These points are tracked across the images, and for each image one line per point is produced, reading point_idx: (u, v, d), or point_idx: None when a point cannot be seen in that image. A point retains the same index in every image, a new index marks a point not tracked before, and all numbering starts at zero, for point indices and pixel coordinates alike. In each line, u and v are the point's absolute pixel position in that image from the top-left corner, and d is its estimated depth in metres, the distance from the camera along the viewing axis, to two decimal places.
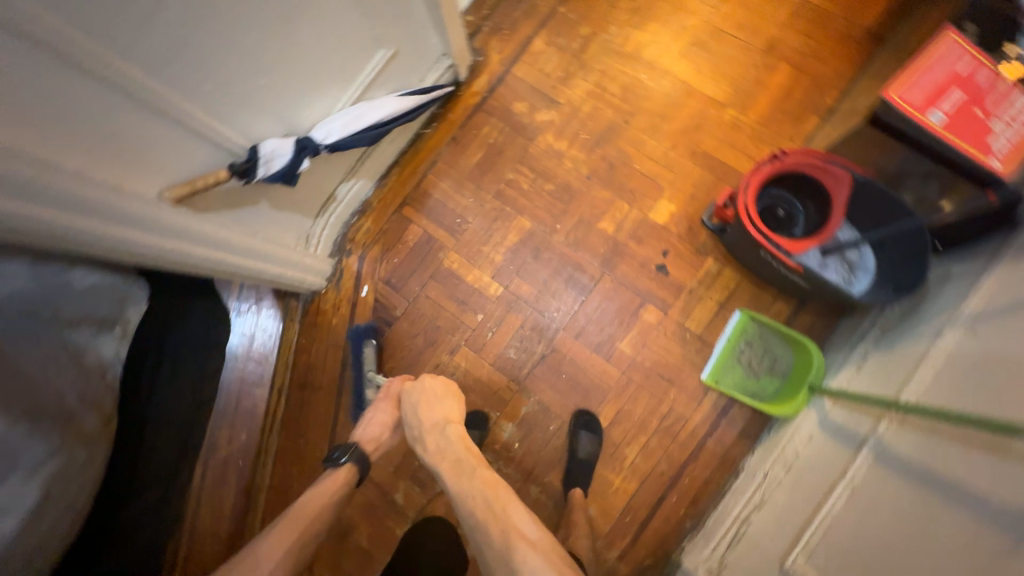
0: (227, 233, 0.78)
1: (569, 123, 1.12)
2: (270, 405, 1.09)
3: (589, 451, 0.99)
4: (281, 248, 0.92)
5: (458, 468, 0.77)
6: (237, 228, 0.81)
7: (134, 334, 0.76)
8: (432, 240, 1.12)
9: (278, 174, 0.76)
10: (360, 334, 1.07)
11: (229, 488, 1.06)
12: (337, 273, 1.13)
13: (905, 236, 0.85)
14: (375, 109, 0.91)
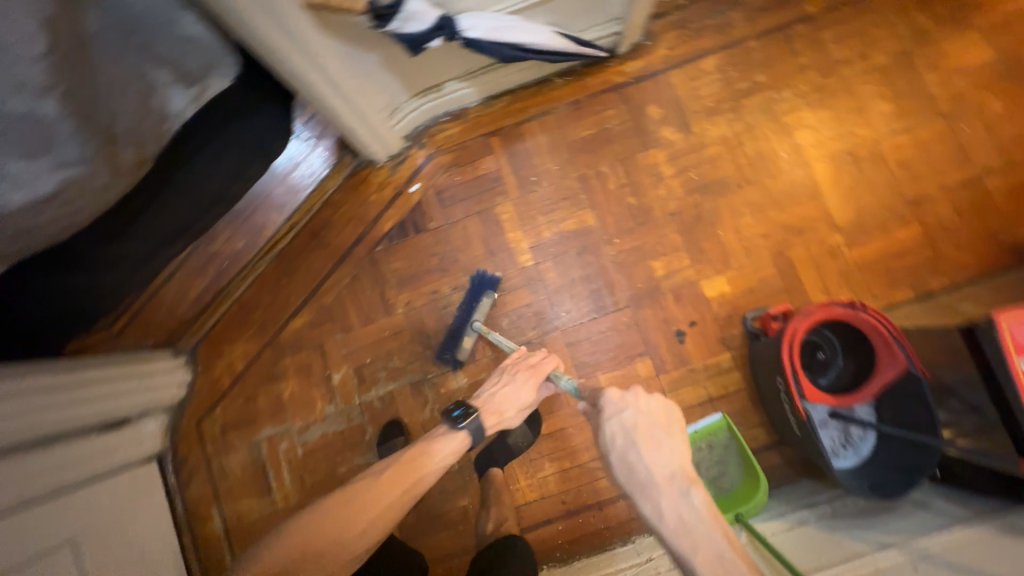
0: (333, 64, 0.76)
1: (688, 155, 1.06)
2: (277, 234, 1.11)
3: (517, 442, 0.99)
4: (368, 105, 0.90)
5: (691, 481, 0.65)
6: (344, 63, 0.79)
7: (207, 103, 0.76)
8: (498, 180, 1.09)
9: (407, 37, 0.73)
10: (483, 282, 1.04)
11: (206, 279, 1.10)
12: (400, 157, 1.11)
13: (914, 452, 0.82)
14: (527, 32, 0.86)
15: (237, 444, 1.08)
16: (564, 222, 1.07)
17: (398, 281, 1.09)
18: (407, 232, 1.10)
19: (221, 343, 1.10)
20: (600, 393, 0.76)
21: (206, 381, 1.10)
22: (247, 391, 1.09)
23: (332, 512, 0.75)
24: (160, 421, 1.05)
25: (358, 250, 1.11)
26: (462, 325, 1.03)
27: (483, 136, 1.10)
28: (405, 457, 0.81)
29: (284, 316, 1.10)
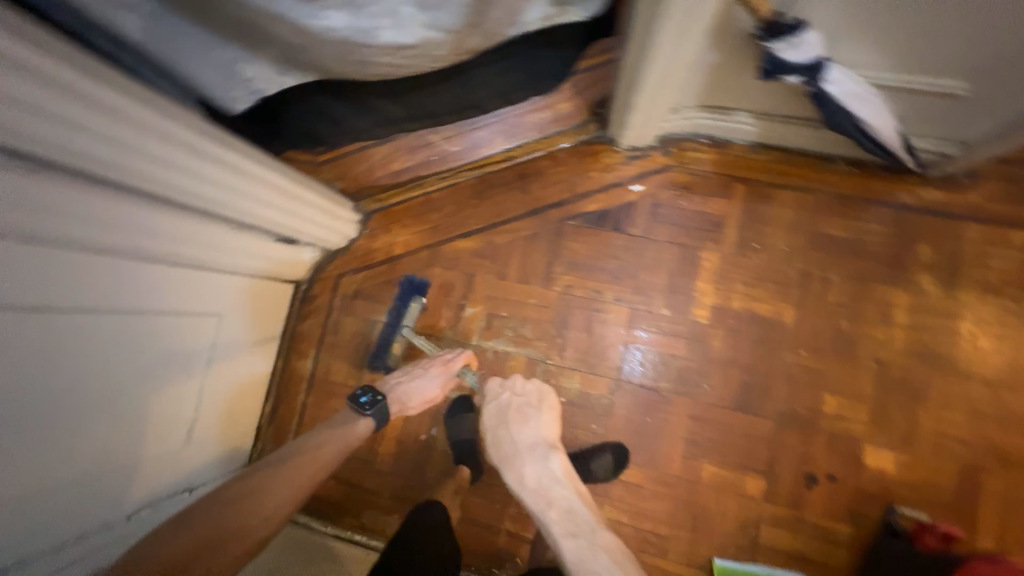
0: (689, 55, 0.72)
1: (930, 315, 0.94)
2: (492, 158, 1.13)
3: (599, 471, 0.96)
4: (669, 100, 0.86)
5: (574, 523, 0.79)
6: (693, 59, 0.74)
7: (552, 24, 0.74)
8: (720, 227, 1.02)
9: (778, 60, 0.67)
10: (412, 286, 1.07)
11: (413, 163, 1.15)
12: (640, 152, 1.07)
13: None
14: (874, 111, 0.78)
15: (356, 312, 1.13)
16: (760, 302, 0.99)
17: (570, 261, 1.07)
18: (605, 222, 1.07)
19: (392, 221, 1.15)
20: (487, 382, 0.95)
21: (362, 244, 1.15)
22: (389, 274, 1.13)
23: (261, 482, 0.79)
24: (315, 257, 1.13)
25: (551, 212, 1.09)
26: (390, 336, 1.07)
27: (731, 177, 1.03)
28: (312, 446, 0.84)
29: (455, 230, 1.12)
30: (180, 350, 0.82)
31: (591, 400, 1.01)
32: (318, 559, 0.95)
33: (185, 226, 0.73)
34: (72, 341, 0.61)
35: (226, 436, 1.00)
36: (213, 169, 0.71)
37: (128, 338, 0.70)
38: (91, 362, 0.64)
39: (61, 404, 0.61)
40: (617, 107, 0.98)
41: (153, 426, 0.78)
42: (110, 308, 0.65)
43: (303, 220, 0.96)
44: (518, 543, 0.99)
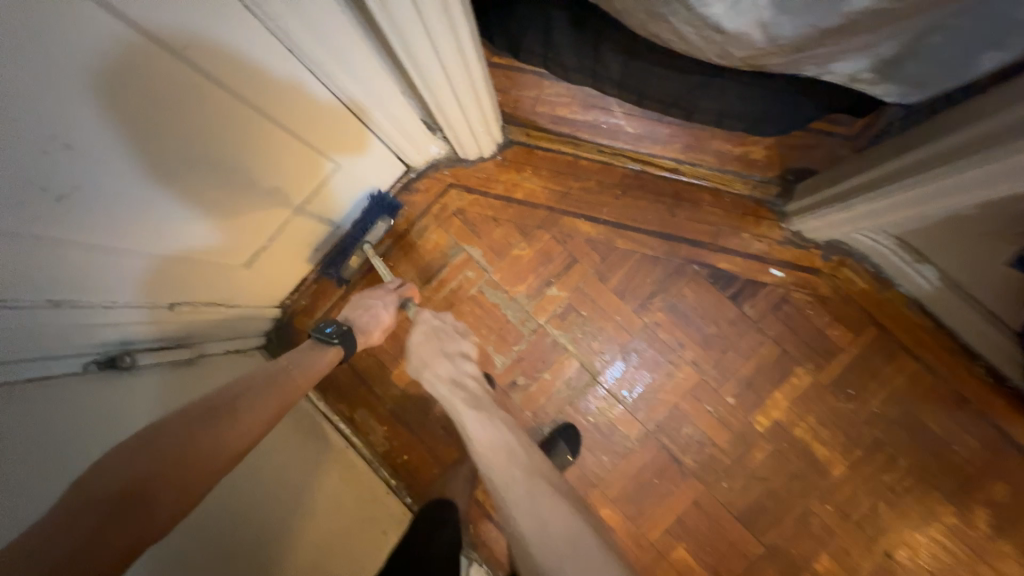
0: (956, 202, 0.65)
1: (961, 544, 0.92)
2: (659, 162, 1.04)
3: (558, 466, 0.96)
4: (887, 221, 0.79)
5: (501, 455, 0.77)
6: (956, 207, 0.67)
7: (852, 85, 0.64)
8: (829, 357, 0.97)
9: None
10: (386, 203, 1.02)
11: (582, 121, 1.05)
12: (802, 242, 0.99)
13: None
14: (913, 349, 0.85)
15: (449, 230, 1.07)
16: (821, 444, 0.96)
17: (673, 303, 1.01)
18: (726, 287, 1.01)
19: (528, 162, 1.06)
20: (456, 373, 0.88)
21: (488, 168, 1.07)
22: (498, 212, 1.06)
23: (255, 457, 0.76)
24: (439, 153, 1.05)
25: (683, 246, 1.02)
26: (352, 246, 1.02)
27: (870, 318, 0.96)
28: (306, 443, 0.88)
29: (584, 209, 1.04)
30: (287, 176, 0.77)
31: (615, 434, 1.00)
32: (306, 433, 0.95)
33: (362, 58, 0.66)
34: (205, 112, 0.57)
35: (282, 278, 0.99)
36: (441, 34, 0.63)
37: (249, 136, 0.65)
38: (209, 144, 0.61)
39: (172, 168, 0.59)
40: (822, 194, 0.88)
41: (229, 233, 0.76)
42: (244, 96, 0.60)
43: (462, 121, 0.88)
44: (481, 516, 1.00)
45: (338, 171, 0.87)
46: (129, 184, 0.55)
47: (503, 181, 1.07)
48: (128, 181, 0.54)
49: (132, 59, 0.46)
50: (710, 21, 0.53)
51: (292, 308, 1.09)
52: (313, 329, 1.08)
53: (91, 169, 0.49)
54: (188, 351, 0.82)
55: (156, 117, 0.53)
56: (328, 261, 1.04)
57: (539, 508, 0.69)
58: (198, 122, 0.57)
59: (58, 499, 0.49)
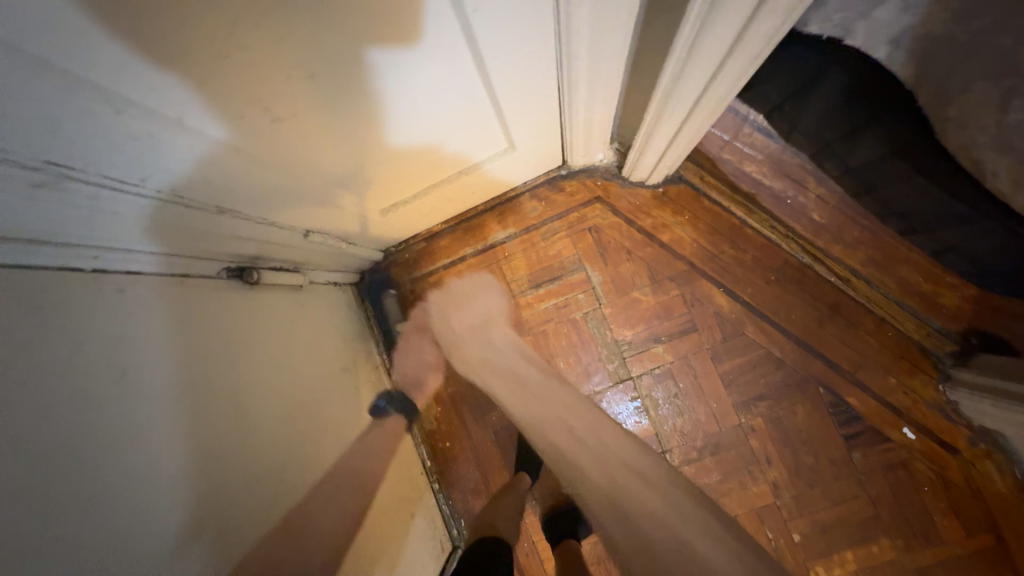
0: None
1: None
2: (832, 264, 0.91)
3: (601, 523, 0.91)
4: None
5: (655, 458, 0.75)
6: None
7: None
8: (924, 542, 0.87)
9: None
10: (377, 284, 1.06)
11: (767, 186, 0.93)
12: (951, 413, 0.87)
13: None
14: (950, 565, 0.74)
15: (578, 244, 1.00)
16: None
17: (779, 415, 0.92)
18: (843, 422, 0.90)
19: (689, 208, 0.96)
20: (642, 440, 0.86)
21: (643, 197, 0.98)
22: (635, 246, 0.98)
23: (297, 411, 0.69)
24: (602, 161, 0.95)
25: (817, 362, 0.92)
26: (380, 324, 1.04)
27: (992, 526, 0.85)
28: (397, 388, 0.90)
29: (727, 280, 0.94)
30: (450, 126, 0.66)
31: None
32: (370, 387, 0.94)
33: (615, 54, 0.56)
34: (410, 34, 0.45)
35: (399, 229, 0.95)
36: (725, 78, 0.52)
37: (440, 77, 0.54)
38: (394, 71, 0.49)
39: (345, 84, 0.48)
40: (1017, 385, 0.74)
41: (364, 166, 0.66)
42: (463, 31, 0.48)
43: (654, 150, 0.79)
44: None
45: (507, 152, 0.81)
46: (297, 93, 0.46)
47: (654, 217, 0.97)
48: (291, 89, 0.45)
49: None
50: None
51: (394, 257, 1.05)
52: (406, 286, 1.05)
53: (266, 64, 0.41)
54: (300, 278, 0.80)
55: (354, 27, 0.42)
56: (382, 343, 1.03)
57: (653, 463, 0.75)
58: (397, 42, 0.45)
59: (132, 423, 0.44)
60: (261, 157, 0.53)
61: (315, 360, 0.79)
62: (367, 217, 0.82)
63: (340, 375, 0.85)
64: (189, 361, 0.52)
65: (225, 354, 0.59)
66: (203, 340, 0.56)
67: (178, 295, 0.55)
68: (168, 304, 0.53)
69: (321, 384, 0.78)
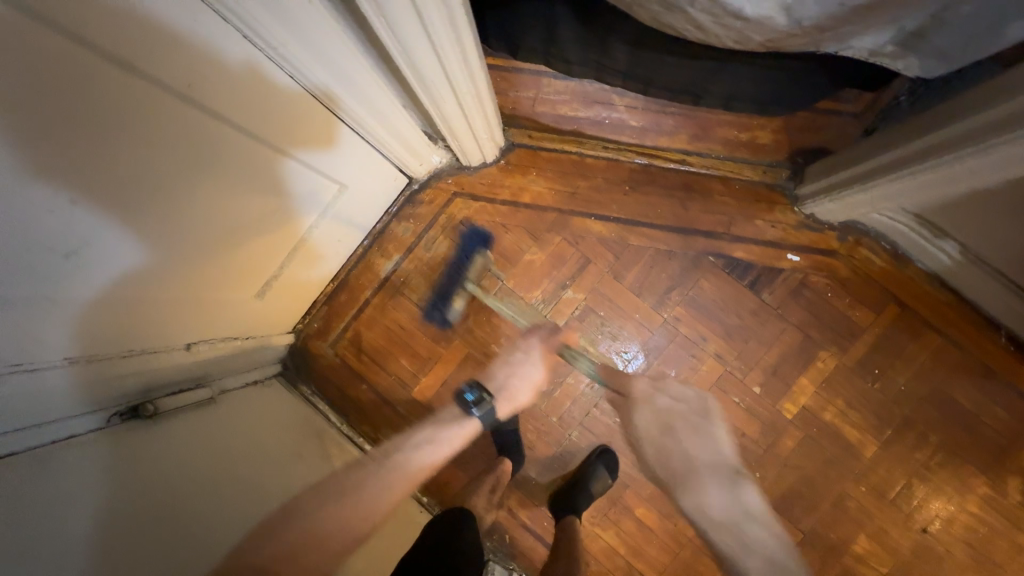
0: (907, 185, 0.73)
1: (997, 517, 0.92)
2: (666, 154, 1.02)
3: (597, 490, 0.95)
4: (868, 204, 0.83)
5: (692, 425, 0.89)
6: (909, 191, 0.74)
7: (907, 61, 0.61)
8: (850, 338, 0.96)
9: None
10: (477, 237, 1.04)
11: (583, 117, 1.03)
12: (815, 224, 0.98)
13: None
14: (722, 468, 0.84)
15: (458, 239, 1.05)
16: (849, 425, 0.96)
17: (691, 296, 1.00)
18: (744, 276, 0.99)
19: (533, 165, 1.04)
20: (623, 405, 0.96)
21: (492, 174, 1.05)
22: (508, 219, 1.04)
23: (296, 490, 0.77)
24: (440, 161, 1.02)
25: (698, 238, 1.01)
26: (453, 287, 1.03)
27: (892, 296, 0.95)
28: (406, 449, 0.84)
29: (594, 207, 1.03)
30: (300, 202, 0.77)
31: None
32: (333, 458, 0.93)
33: (349, 61, 0.62)
34: (235, 155, 0.59)
35: (290, 303, 0.97)
36: (441, 33, 0.60)
37: (237, 156, 0.59)
38: (241, 180, 0.62)
39: (170, 205, 0.54)
40: (839, 175, 0.86)
41: (237, 262, 0.73)
42: (220, 113, 0.54)
43: (465, 126, 0.87)
44: (516, 524, 1.00)
45: (343, 191, 0.84)
46: (135, 228, 0.51)
47: (510, 186, 1.05)
48: (127, 228, 0.50)
49: (117, 94, 0.42)
50: None
51: (305, 332, 1.06)
52: (328, 352, 1.06)
53: (97, 218, 0.46)
54: (210, 388, 0.81)
55: (141, 152, 0.47)
56: (434, 301, 1.04)
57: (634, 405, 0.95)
58: (227, 164, 0.58)
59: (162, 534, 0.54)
60: (129, 297, 0.57)
61: (294, 449, 0.86)
62: (246, 308, 0.83)
63: (304, 451, 0.88)
64: (145, 503, 0.55)
65: (194, 469, 0.65)
66: (157, 475, 0.60)
67: (93, 455, 0.57)
68: (90, 462, 0.55)
69: (310, 461, 0.86)
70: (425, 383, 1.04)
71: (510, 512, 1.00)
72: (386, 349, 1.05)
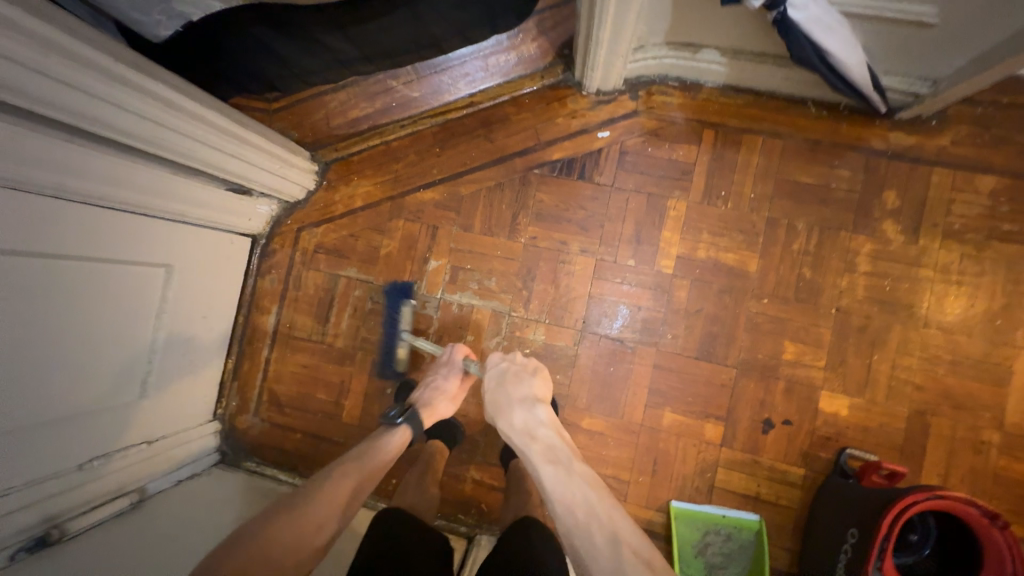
0: (613, 26, 0.79)
1: (891, 264, 0.93)
2: (455, 104, 1.08)
3: None
4: (615, 55, 0.89)
5: (554, 457, 0.72)
6: (620, 28, 0.80)
7: None
8: (686, 177, 1.00)
9: None
10: (399, 288, 1.05)
11: (370, 110, 1.10)
12: (606, 97, 1.03)
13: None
14: (517, 419, 0.78)
15: (319, 266, 1.10)
16: (725, 252, 0.98)
17: (536, 213, 1.04)
18: (571, 171, 1.04)
19: (351, 172, 1.11)
20: (513, 421, 0.78)
21: (322, 197, 1.11)
22: (351, 228, 1.10)
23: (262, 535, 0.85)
24: (272, 209, 1.09)
25: (517, 161, 1.05)
26: (393, 342, 1.04)
27: (702, 123, 0.99)
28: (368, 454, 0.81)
29: (418, 181, 1.08)
30: (163, 298, 0.88)
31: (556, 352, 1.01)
32: None
33: (81, 158, 0.68)
34: (87, 282, 0.73)
35: (192, 392, 1.01)
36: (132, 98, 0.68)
37: (79, 277, 0.71)
38: (104, 298, 0.76)
39: (41, 339, 0.67)
40: (582, 46, 0.92)
41: (131, 368, 0.84)
42: (45, 252, 0.66)
43: (240, 161, 0.91)
44: (484, 490, 1.00)
45: (171, 271, 0.89)
46: (24, 368, 0.66)
47: (343, 200, 1.11)
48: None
49: None
50: None
51: (228, 413, 1.10)
52: (255, 421, 1.09)
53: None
54: (130, 495, 0.86)
55: None
56: (382, 364, 1.06)
57: (557, 452, 0.73)
58: (82, 293, 0.72)
59: None
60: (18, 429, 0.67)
61: (262, 500, 0.96)
62: (148, 410, 0.90)
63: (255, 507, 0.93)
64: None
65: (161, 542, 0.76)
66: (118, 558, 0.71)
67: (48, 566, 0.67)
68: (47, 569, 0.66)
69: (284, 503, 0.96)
70: (350, 405, 1.07)
71: (475, 481, 1.01)
72: (303, 391, 1.09)
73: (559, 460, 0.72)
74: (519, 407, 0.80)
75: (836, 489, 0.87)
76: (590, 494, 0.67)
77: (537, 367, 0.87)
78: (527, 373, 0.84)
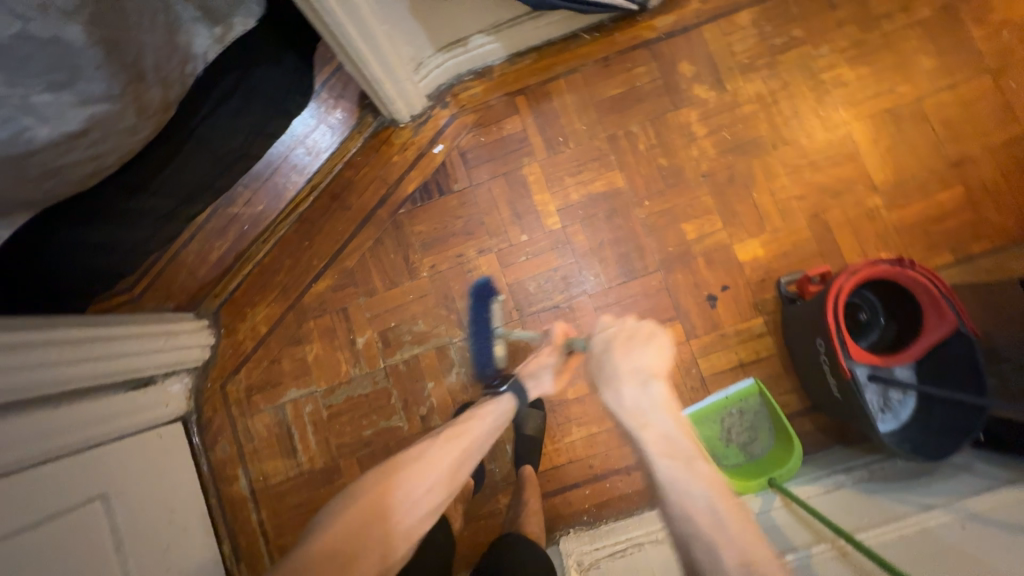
0: (377, 58, 0.85)
1: (720, 117, 1.03)
2: (299, 195, 1.09)
3: (535, 429, 0.98)
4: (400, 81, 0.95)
5: (674, 450, 0.60)
6: (383, 57, 0.86)
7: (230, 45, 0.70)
8: (525, 142, 1.06)
9: None
10: (483, 291, 1.02)
11: (226, 244, 1.09)
12: (421, 118, 1.08)
13: (962, 412, 0.77)
14: (630, 398, 0.63)
15: (260, 407, 1.07)
16: (592, 184, 1.04)
17: (422, 244, 1.07)
18: (430, 193, 1.08)
19: (241, 306, 1.09)
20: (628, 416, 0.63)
21: (227, 344, 1.09)
22: (270, 356, 1.08)
23: None
24: (184, 383, 1.05)
25: (381, 211, 1.08)
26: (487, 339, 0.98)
27: (509, 94, 1.07)
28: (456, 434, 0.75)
29: (305, 279, 1.08)
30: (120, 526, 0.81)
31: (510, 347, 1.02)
32: None
33: None
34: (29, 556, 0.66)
35: None
36: None
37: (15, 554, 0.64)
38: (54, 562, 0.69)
39: None
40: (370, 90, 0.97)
41: None
42: None
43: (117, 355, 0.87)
44: None
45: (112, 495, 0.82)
46: None
47: (249, 334, 1.08)
48: None
49: None
50: (60, 139, 0.55)
51: None
52: None
53: None
54: None
55: None
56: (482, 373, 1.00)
57: (674, 463, 0.59)
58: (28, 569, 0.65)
59: None
60: None
61: None
62: None
63: None
64: None
65: None
66: None
67: None
68: None
69: None
70: None
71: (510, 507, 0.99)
72: None
73: (686, 457, 0.60)
74: (632, 385, 0.64)
75: (790, 315, 0.93)
76: (703, 489, 0.57)
77: (652, 333, 0.69)
78: (633, 341, 0.68)
